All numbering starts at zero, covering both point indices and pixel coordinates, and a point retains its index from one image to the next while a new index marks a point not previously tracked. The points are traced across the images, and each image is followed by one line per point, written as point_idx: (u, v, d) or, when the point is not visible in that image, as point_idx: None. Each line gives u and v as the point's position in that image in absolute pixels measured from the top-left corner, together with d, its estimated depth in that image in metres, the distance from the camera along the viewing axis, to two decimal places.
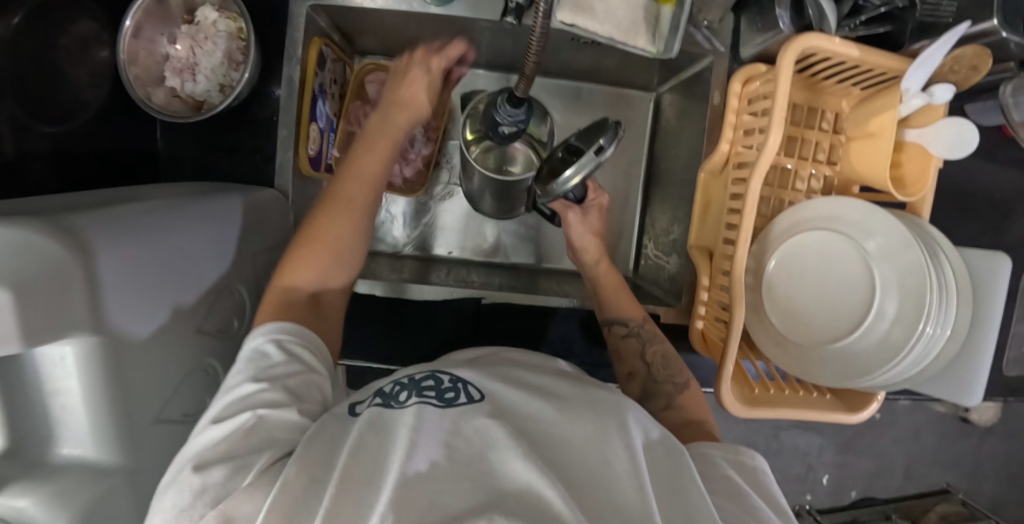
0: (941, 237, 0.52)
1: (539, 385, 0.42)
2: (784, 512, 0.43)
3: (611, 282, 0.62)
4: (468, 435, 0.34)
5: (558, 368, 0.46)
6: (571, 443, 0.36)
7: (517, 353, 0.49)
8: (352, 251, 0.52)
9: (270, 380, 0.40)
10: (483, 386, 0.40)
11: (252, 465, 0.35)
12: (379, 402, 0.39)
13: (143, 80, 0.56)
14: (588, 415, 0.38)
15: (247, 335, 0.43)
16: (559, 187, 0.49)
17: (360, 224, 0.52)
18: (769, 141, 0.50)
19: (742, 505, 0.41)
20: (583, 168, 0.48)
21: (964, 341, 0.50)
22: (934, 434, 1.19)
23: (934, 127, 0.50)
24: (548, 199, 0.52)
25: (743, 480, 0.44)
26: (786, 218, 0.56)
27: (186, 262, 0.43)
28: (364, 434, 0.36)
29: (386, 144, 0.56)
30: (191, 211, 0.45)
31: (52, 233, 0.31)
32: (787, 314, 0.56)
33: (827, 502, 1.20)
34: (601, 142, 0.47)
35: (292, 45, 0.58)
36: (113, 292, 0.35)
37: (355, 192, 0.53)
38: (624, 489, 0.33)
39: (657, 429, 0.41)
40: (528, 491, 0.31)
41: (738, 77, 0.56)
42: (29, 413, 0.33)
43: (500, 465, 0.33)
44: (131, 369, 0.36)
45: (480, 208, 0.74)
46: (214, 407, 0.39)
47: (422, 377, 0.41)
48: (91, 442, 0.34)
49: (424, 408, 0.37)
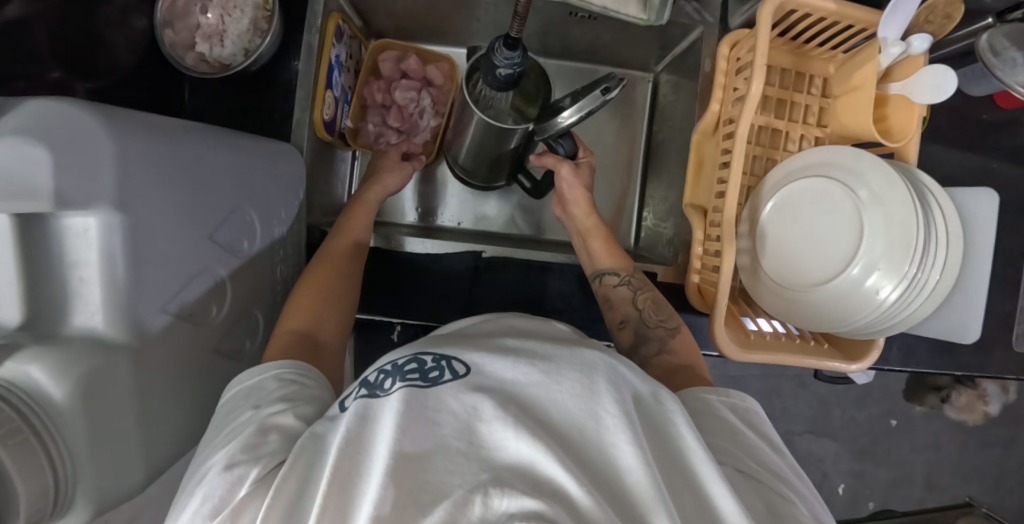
0: (929, 180, 0.53)
1: (519, 346, 0.38)
2: (782, 449, 0.46)
3: (596, 234, 0.66)
4: (455, 409, 0.33)
5: (549, 334, 0.43)
6: (558, 406, 0.34)
7: (522, 320, 0.45)
8: (342, 298, 0.56)
9: (267, 402, 0.42)
10: (467, 358, 0.37)
11: (246, 475, 0.35)
12: (364, 393, 0.36)
13: (177, 45, 0.63)
14: (575, 369, 0.36)
15: (247, 372, 0.45)
16: (558, 124, 0.53)
17: (349, 276, 0.58)
18: (752, 90, 0.54)
19: (737, 443, 0.44)
20: (584, 109, 0.50)
21: (955, 280, 0.52)
22: (953, 442, 1.16)
23: (915, 77, 0.52)
24: (546, 137, 0.56)
25: (742, 424, 0.46)
26: (777, 174, 0.58)
27: (204, 174, 0.46)
28: (351, 427, 0.34)
29: (362, 210, 0.64)
30: (210, 135, 0.48)
31: (90, 112, 0.36)
32: (781, 266, 0.56)
33: (844, 513, 1.15)
34: (606, 84, 0.49)
35: (312, 16, 0.63)
36: (142, 180, 0.38)
37: (340, 248, 0.60)
38: (618, 442, 0.33)
39: (646, 376, 0.40)
40: (524, 466, 0.31)
41: (725, 41, 0.59)
42: (51, 281, 0.35)
43: (491, 437, 0.32)
44: (151, 256, 0.39)
45: (469, 177, 0.76)
46: (219, 436, 0.40)
47: (404, 361, 0.37)
48: (105, 315, 0.37)
49: (410, 392, 0.34)
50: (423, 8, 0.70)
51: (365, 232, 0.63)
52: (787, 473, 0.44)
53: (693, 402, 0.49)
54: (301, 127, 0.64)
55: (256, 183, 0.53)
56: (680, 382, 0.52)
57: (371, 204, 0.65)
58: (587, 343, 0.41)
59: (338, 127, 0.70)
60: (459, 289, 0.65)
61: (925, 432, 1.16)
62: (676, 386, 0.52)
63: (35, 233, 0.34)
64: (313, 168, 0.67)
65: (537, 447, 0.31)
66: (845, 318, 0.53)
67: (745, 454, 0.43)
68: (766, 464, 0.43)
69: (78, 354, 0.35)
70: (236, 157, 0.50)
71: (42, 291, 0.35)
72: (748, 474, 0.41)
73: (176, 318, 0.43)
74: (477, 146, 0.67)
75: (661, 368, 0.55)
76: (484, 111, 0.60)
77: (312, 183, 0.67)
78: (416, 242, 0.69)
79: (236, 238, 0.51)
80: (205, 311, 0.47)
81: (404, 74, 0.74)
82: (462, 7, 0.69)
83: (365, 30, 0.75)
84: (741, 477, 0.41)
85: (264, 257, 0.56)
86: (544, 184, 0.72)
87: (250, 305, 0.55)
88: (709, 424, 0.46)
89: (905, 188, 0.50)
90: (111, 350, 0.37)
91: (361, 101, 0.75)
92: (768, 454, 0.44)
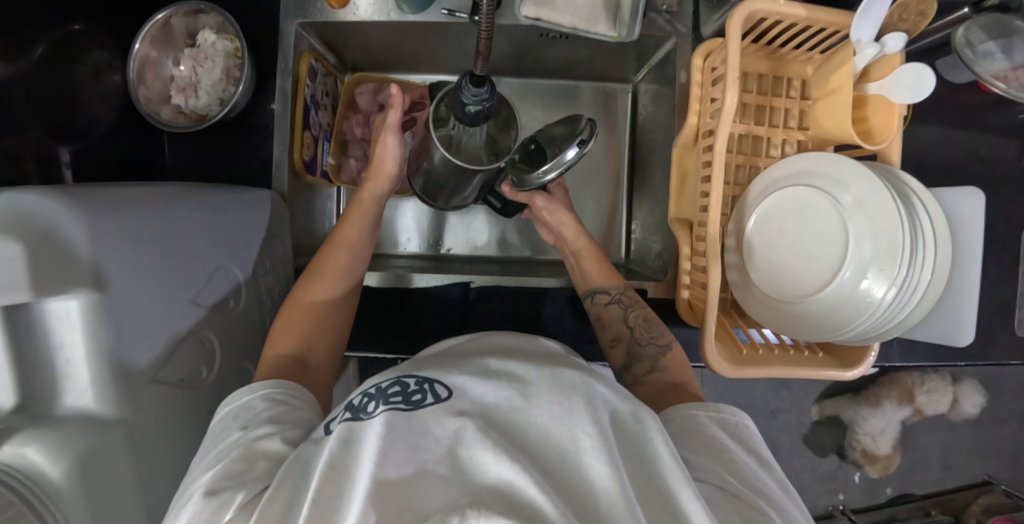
0: (913, 181, 0.52)
1: (502, 369, 0.38)
2: (770, 465, 0.45)
3: (588, 254, 0.67)
4: (439, 435, 0.33)
5: (534, 350, 0.43)
6: (537, 427, 0.34)
7: (509, 338, 0.45)
8: (333, 315, 0.56)
9: (255, 423, 0.41)
10: (451, 382, 0.37)
11: (232, 499, 0.35)
12: (348, 416, 0.36)
13: (151, 100, 0.64)
14: (554, 391, 0.36)
15: (236, 392, 0.45)
16: (538, 178, 0.57)
17: (341, 286, 0.57)
18: (726, 103, 0.52)
19: (723, 461, 0.43)
20: (562, 163, 0.54)
21: (945, 284, 0.51)
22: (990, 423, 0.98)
23: (891, 77, 0.51)
24: (525, 189, 0.60)
25: (730, 440, 0.46)
26: (762, 185, 0.57)
27: (178, 240, 0.46)
28: (335, 453, 0.34)
29: (361, 209, 0.62)
30: (188, 202, 0.49)
31: (62, 199, 0.37)
32: (771, 278, 0.56)
33: (862, 499, 0.99)
34: (579, 139, 0.52)
35: (283, 60, 0.64)
36: (120, 256, 0.39)
37: (339, 258, 0.58)
38: (593, 463, 0.32)
39: (627, 395, 0.40)
40: (509, 488, 0.30)
41: (698, 52, 0.59)
42: (32, 365, 0.35)
43: (472, 460, 0.31)
44: (134, 330, 0.40)
45: (435, 202, 0.73)
46: (205, 458, 0.40)
47: (388, 384, 0.38)
48: (95, 393, 0.37)
49: (393, 415, 0.34)
50: (396, 41, 0.70)
51: (362, 239, 0.61)
52: (772, 489, 0.42)
53: (680, 419, 0.48)
54: (281, 168, 0.65)
55: (235, 239, 0.54)
56: (671, 399, 0.51)
57: (369, 212, 0.63)
58: (568, 362, 0.41)
59: (319, 167, 0.71)
60: (449, 320, 0.68)
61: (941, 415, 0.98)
62: (662, 404, 0.51)
63: (19, 327, 0.34)
64: (294, 208, 0.68)
65: (517, 469, 0.30)
66: (840, 329, 0.52)
67: (732, 474, 0.42)
68: (750, 481, 0.42)
69: (72, 432, 0.35)
70: (210, 217, 0.51)
71: (32, 378, 0.35)
72: (730, 491, 0.40)
73: (166, 384, 0.44)
74: (428, 180, 0.67)
75: (653, 386, 0.54)
76: (457, 155, 0.57)
77: (293, 224, 0.68)
78: (423, 276, 0.70)
79: (219, 295, 0.52)
80: (195, 370, 0.48)
81: (382, 106, 0.74)
82: (435, 36, 0.69)
83: (340, 65, 0.75)
84: (720, 495, 0.40)
85: (249, 305, 0.57)
86: (512, 204, 0.73)
87: (240, 356, 0.55)
88: (692, 443, 0.45)
89: (889, 198, 0.49)
90: (101, 427, 0.37)
91: (341, 138, 0.75)
92: (754, 471, 0.43)
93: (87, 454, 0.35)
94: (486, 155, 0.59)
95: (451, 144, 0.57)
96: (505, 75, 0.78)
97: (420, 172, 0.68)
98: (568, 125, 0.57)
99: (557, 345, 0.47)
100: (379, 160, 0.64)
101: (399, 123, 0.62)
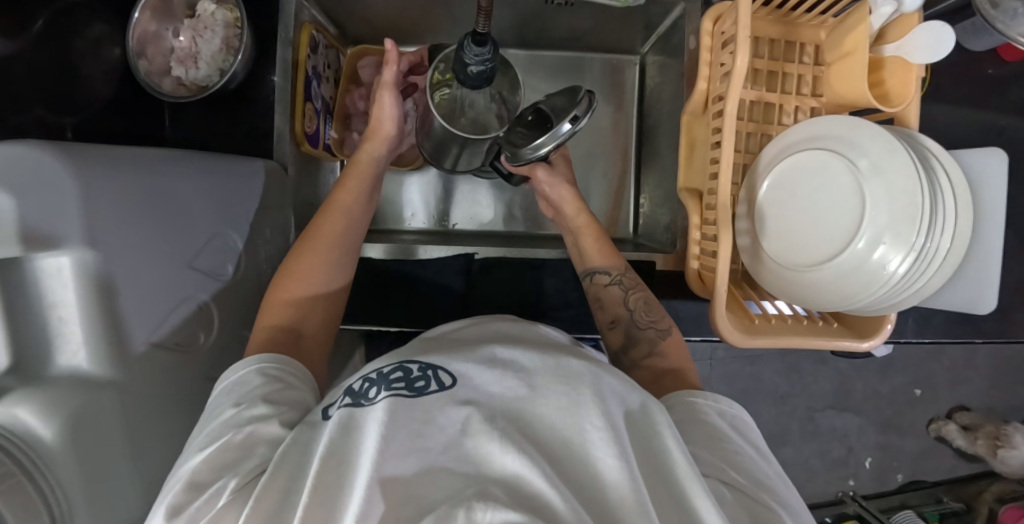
0: (933, 146, 0.51)
1: (508, 357, 0.36)
2: (767, 457, 0.44)
3: (588, 232, 0.65)
4: (444, 424, 0.31)
5: (541, 341, 0.41)
6: (543, 419, 0.32)
7: (508, 325, 0.43)
8: (326, 281, 0.54)
9: (250, 400, 0.40)
10: (456, 368, 0.36)
11: (224, 487, 0.34)
12: (349, 401, 0.35)
13: (153, 71, 0.63)
14: (560, 382, 0.34)
15: (230, 368, 0.43)
16: (531, 151, 0.54)
17: (335, 254, 0.55)
18: (738, 65, 0.50)
19: (721, 452, 0.42)
20: (557, 135, 0.52)
21: (966, 247, 0.49)
22: (1013, 408, 0.94)
23: (910, 37, 0.49)
24: (518, 162, 0.57)
25: (729, 430, 0.44)
26: (773, 148, 0.56)
27: (172, 199, 0.45)
28: (334, 439, 0.32)
29: (358, 172, 0.61)
30: (182, 164, 0.48)
31: (49, 148, 0.36)
32: (789, 254, 0.54)
33: (872, 487, 0.97)
34: (574, 113, 0.50)
35: (283, 28, 0.62)
36: (114, 215, 0.39)
37: (331, 223, 0.56)
38: (601, 456, 0.31)
39: (635, 386, 0.38)
40: (518, 481, 0.28)
41: (708, 15, 0.56)
42: (26, 319, 0.33)
43: (480, 453, 0.30)
44: (128, 295, 0.39)
45: (443, 165, 0.70)
46: (198, 436, 0.39)
47: (390, 370, 0.36)
48: (89, 350, 0.36)
49: (396, 402, 0.32)
50: (398, 10, 0.69)
51: (361, 207, 0.59)
52: (774, 482, 0.41)
53: (680, 408, 0.47)
54: (282, 140, 0.64)
55: (233, 204, 0.53)
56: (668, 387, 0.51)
57: (367, 172, 0.62)
58: (576, 353, 0.39)
59: (322, 140, 0.70)
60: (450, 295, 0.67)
61: (954, 398, 0.95)
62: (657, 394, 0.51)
63: (12, 280, 0.33)
64: (297, 182, 0.67)
65: (523, 462, 0.29)
66: (854, 297, 0.51)
67: (733, 468, 0.41)
68: (752, 475, 0.41)
69: (69, 392, 0.34)
70: (206, 180, 0.50)
71: (22, 335, 0.33)
72: (736, 487, 0.39)
73: (161, 347, 0.43)
74: (435, 148, 0.66)
75: (649, 371, 0.54)
76: (456, 123, 0.58)
77: (297, 197, 0.67)
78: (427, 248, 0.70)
79: (216, 263, 0.51)
80: (192, 335, 0.47)
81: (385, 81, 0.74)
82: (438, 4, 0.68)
83: (342, 39, 0.75)
84: (727, 490, 0.38)
85: (247, 275, 0.56)
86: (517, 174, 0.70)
87: (237, 328, 0.55)
88: (693, 432, 0.44)
89: (913, 165, 0.48)
90: (95, 386, 0.36)
91: (344, 111, 0.74)
92: (755, 463, 0.42)
93: (77, 413, 0.34)
94: (493, 124, 0.59)
95: (449, 110, 0.57)
96: (509, 47, 0.76)
97: (423, 137, 0.66)
98: (567, 94, 0.54)
99: (553, 332, 0.46)
100: (378, 120, 0.63)
101: (395, 81, 0.61)
